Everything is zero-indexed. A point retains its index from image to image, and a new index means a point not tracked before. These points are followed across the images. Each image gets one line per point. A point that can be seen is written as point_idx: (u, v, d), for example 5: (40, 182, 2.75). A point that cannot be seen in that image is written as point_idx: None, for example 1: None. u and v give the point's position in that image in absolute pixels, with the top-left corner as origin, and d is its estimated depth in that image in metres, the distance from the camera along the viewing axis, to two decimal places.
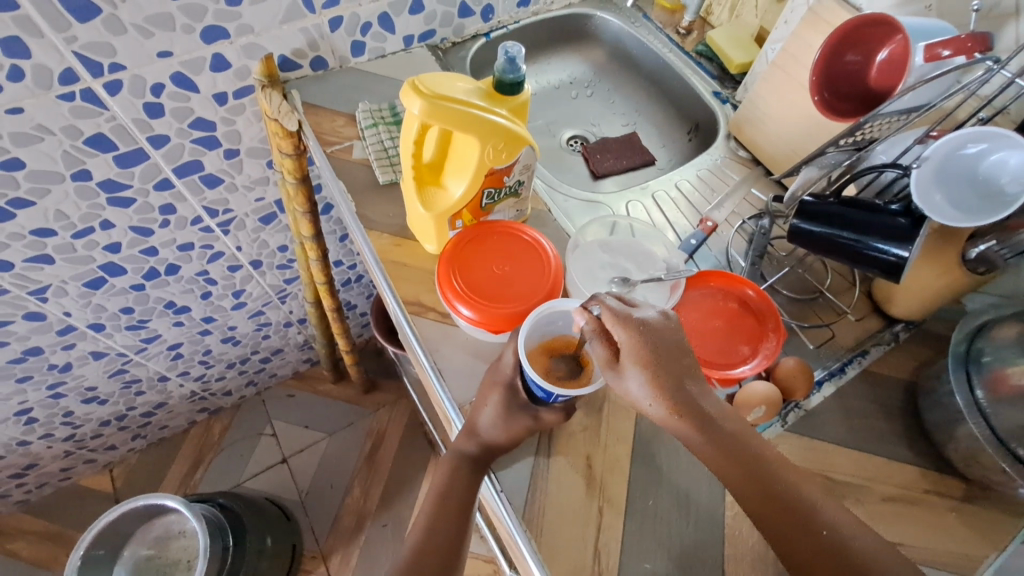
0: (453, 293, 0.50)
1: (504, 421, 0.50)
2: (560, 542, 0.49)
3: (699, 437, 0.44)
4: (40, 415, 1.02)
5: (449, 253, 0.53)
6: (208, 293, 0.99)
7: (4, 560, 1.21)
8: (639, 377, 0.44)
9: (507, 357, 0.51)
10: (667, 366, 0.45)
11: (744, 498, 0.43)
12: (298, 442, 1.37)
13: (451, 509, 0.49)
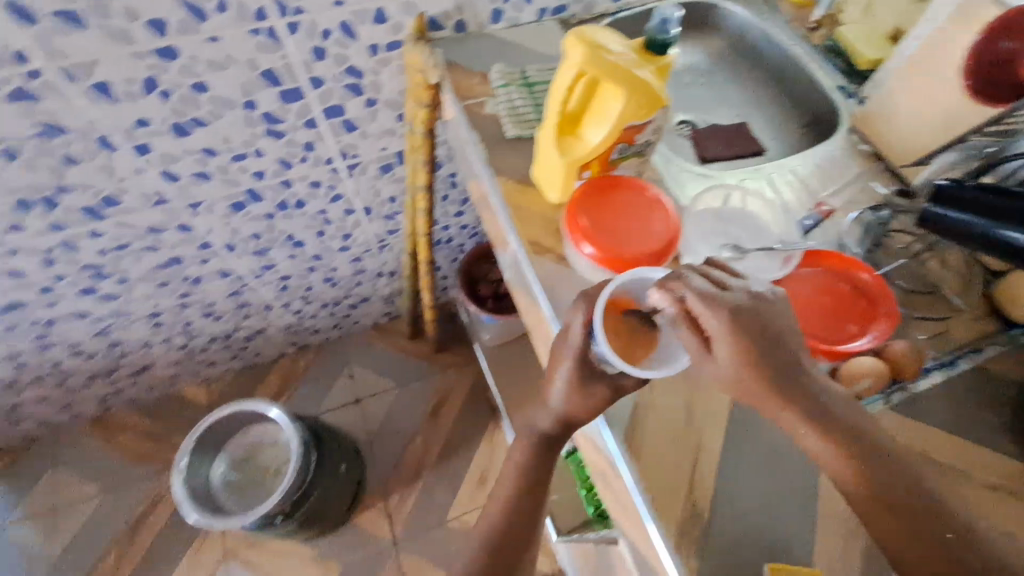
0: (578, 234, 0.55)
1: (580, 391, 0.52)
2: (659, 470, 0.52)
3: (807, 427, 0.47)
4: (168, 320, 1.15)
5: (577, 199, 0.57)
6: (323, 231, 1.09)
7: (111, 448, 1.36)
8: (733, 361, 0.48)
9: (575, 328, 0.52)
10: (767, 354, 0.48)
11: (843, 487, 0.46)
12: (371, 388, 1.47)
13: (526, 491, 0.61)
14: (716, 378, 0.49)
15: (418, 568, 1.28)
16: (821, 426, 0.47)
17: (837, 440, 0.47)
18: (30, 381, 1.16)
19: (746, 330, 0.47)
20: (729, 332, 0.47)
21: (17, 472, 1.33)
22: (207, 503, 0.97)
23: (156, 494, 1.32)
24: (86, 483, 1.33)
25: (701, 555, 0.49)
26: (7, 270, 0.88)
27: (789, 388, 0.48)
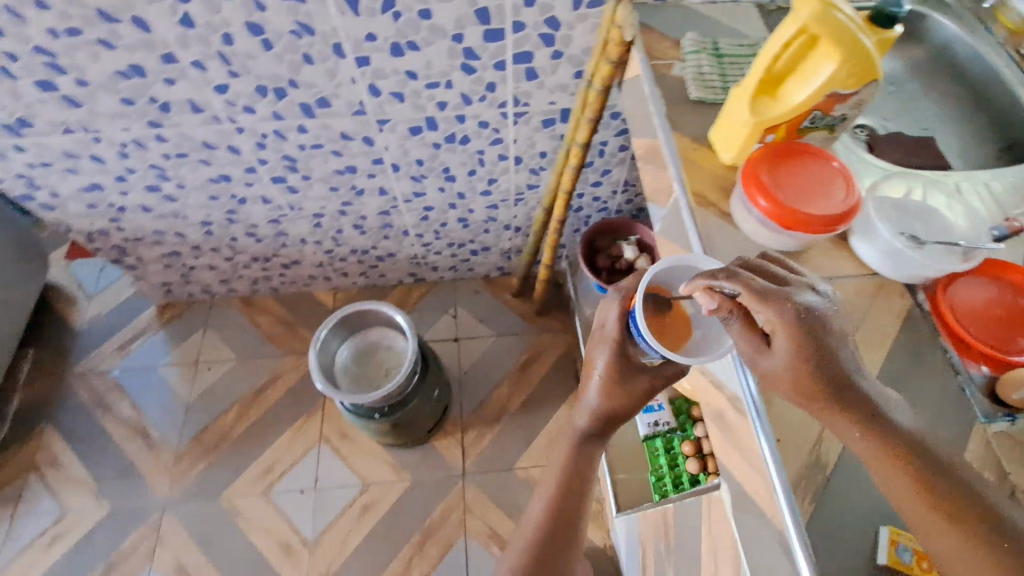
0: (757, 185, 0.58)
1: (616, 379, 0.65)
2: (787, 421, 0.53)
3: (859, 432, 0.48)
4: (326, 223, 1.32)
5: (760, 155, 0.60)
6: (474, 170, 1.19)
7: (250, 324, 1.58)
8: (789, 359, 0.49)
9: (611, 319, 0.64)
10: (823, 356, 0.49)
11: (901, 499, 0.46)
12: (471, 331, 1.57)
13: (572, 493, 0.71)
14: (770, 375, 0.51)
15: (479, 502, 1.35)
16: (876, 429, 0.47)
17: (895, 448, 0.47)
18: (210, 249, 1.38)
19: (805, 326, 0.49)
20: (787, 328, 0.49)
21: (178, 324, 1.58)
22: (329, 378, 1.10)
23: (276, 371, 1.51)
24: (225, 347, 1.55)
25: (816, 505, 0.50)
26: (229, 146, 1.06)
27: (846, 394, 0.49)
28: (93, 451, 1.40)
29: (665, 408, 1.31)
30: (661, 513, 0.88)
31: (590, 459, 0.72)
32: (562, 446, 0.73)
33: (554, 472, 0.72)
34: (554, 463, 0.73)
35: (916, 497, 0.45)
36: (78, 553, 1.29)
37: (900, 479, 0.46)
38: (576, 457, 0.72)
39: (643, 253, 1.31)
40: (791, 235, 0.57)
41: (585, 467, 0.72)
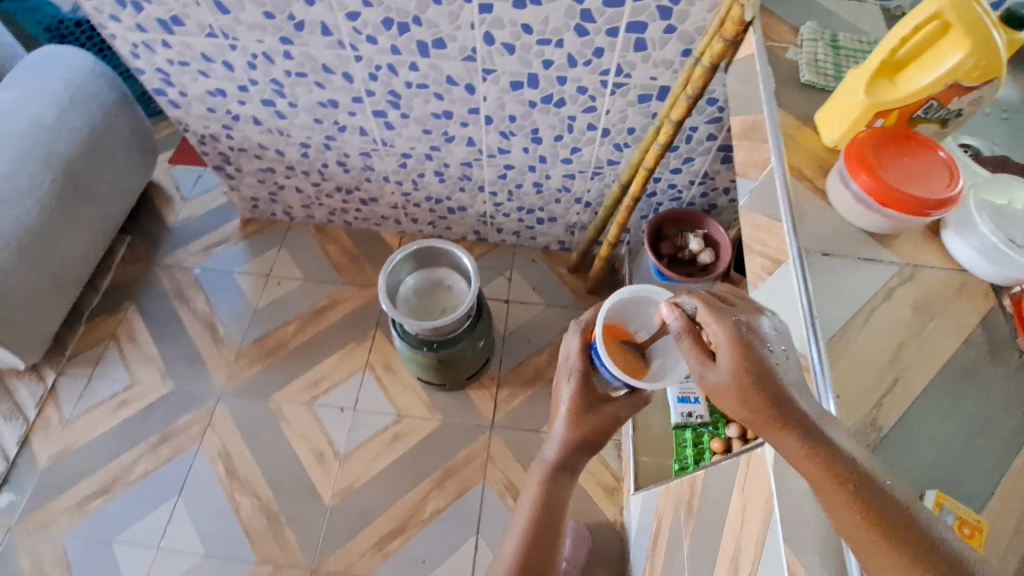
0: (861, 160, 0.61)
1: (581, 403, 0.81)
2: (850, 383, 0.55)
3: (797, 450, 0.49)
4: (411, 165, 1.39)
5: (868, 135, 0.63)
6: (562, 136, 1.23)
7: (320, 251, 1.68)
8: (733, 373, 0.52)
9: (575, 351, 0.80)
10: (765, 373, 0.52)
11: (840, 518, 0.48)
12: (523, 295, 1.62)
13: (550, 502, 0.84)
14: (717, 390, 0.54)
15: (502, 454, 1.39)
16: (813, 448, 0.49)
17: (832, 464, 0.48)
18: (301, 172, 1.48)
19: (745, 341, 0.53)
20: (732, 344, 0.53)
21: (257, 238, 1.70)
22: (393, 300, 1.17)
23: (336, 297, 1.61)
24: (295, 266, 1.65)
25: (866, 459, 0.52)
26: (344, 72, 1.14)
27: (786, 411, 0.50)
28: (166, 335, 1.53)
29: (701, 403, 1.30)
30: (689, 480, 0.88)
31: (563, 484, 0.85)
32: (538, 478, 0.85)
33: (532, 499, 0.84)
34: (530, 496, 0.85)
35: (853, 513, 0.47)
36: (140, 420, 1.41)
37: (837, 494, 0.48)
38: (551, 483, 0.84)
39: (708, 248, 1.32)
40: (887, 212, 0.60)
41: (560, 490, 0.84)
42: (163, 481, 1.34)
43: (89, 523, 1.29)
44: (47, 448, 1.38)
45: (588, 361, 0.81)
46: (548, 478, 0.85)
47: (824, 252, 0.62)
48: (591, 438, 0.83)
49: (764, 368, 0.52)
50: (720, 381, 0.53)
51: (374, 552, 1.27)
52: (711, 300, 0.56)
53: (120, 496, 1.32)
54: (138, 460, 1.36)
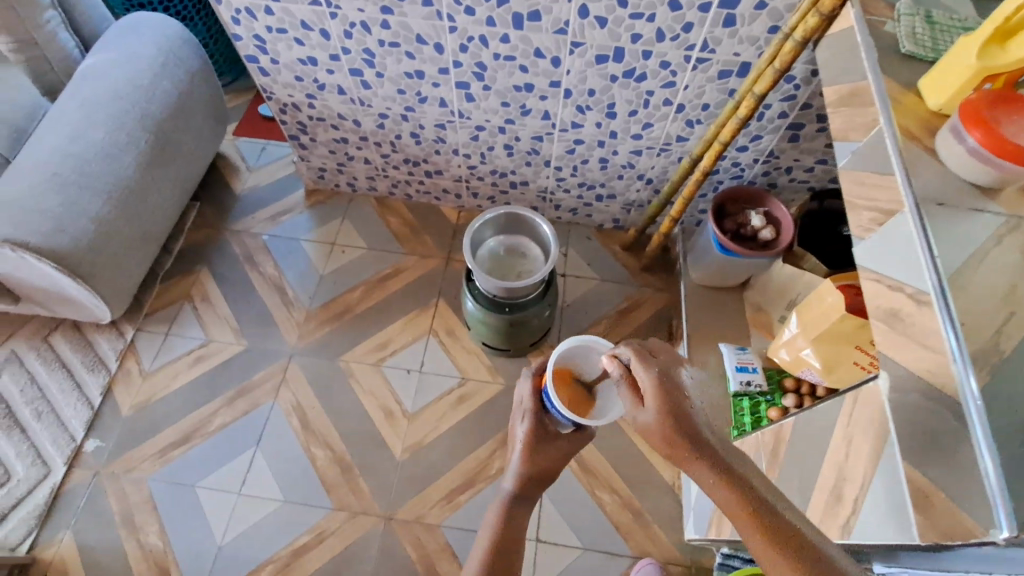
0: (976, 117, 0.66)
1: (536, 440, 0.95)
2: (970, 316, 0.60)
3: (705, 471, 0.67)
4: (483, 138, 1.45)
5: (979, 96, 0.69)
6: (636, 111, 1.28)
7: (382, 222, 1.74)
8: (659, 406, 0.72)
9: (525, 389, 0.97)
10: (679, 408, 0.72)
11: (742, 527, 0.63)
12: (578, 270, 1.67)
13: (508, 531, 0.90)
14: (647, 423, 0.73)
15: None
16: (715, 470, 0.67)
17: (733, 485, 0.65)
18: (374, 143, 1.54)
19: (663, 380, 0.74)
20: (655, 385, 0.74)
21: (321, 207, 1.76)
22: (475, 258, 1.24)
23: (399, 266, 1.66)
24: (358, 236, 1.71)
25: (990, 378, 0.57)
26: (436, 42, 1.19)
27: (696, 443, 0.69)
28: (238, 297, 1.60)
29: (758, 372, 1.37)
30: (774, 430, 0.92)
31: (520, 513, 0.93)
32: (495, 510, 0.93)
33: (488, 528, 0.91)
34: (488, 523, 0.92)
35: (752, 526, 0.62)
36: (216, 375, 1.48)
37: (738, 509, 0.64)
38: (507, 512, 0.93)
39: (770, 225, 1.38)
40: (1002, 163, 0.65)
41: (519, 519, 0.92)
42: (242, 431, 1.40)
43: (173, 469, 1.36)
44: (129, 398, 1.45)
45: (539, 402, 0.97)
46: (505, 507, 0.93)
47: (939, 201, 0.67)
48: (542, 470, 0.95)
49: (681, 404, 0.72)
50: (648, 414, 0.73)
51: (443, 505, 1.33)
52: (643, 353, 0.78)
53: (201, 445, 1.38)
54: (216, 412, 1.43)
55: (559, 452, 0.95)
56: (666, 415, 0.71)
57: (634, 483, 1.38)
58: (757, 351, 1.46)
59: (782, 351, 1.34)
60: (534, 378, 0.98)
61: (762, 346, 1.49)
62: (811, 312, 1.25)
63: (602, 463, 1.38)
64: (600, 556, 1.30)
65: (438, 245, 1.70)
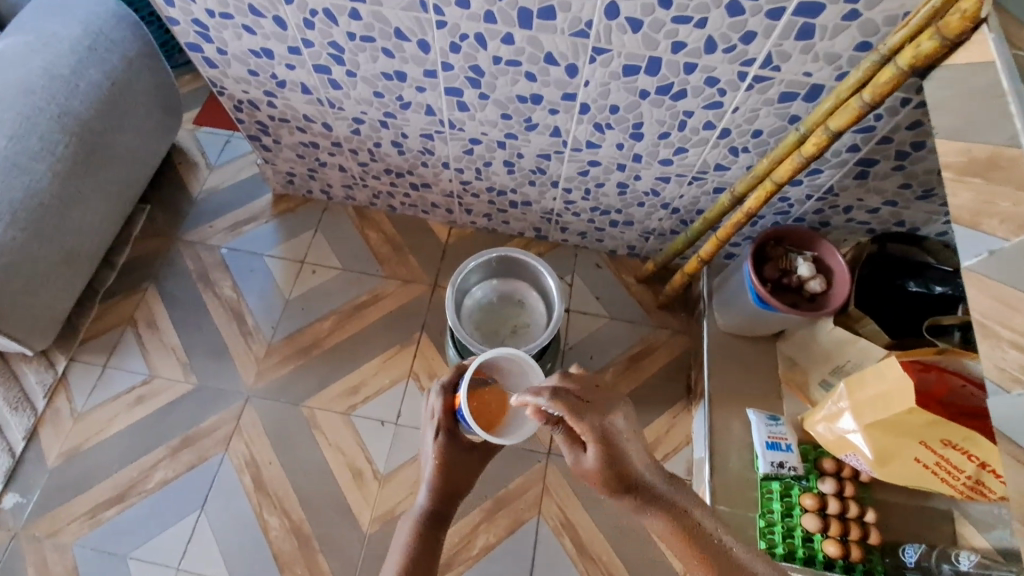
0: None
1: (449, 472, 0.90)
2: None
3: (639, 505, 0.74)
4: (478, 152, 1.19)
5: None
6: (668, 133, 1.02)
7: (360, 237, 1.50)
8: (600, 464, 0.73)
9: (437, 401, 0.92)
10: (616, 460, 0.73)
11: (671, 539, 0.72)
12: (585, 305, 1.43)
13: (424, 550, 0.85)
14: (589, 471, 0.74)
15: (560, 485, 1.24)
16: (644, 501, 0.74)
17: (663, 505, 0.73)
18: (349, 149, 1.29)
19: (601, 436, 0.72)
20: (596, 440, 0.72)
21: (290, 217, 1.52)
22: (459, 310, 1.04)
23: (378, 292, 1.43)
24: (331, 253, 1.47)
25: None
26: (419, 39, 0.93)
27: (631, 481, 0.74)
28: (190, 324, 1.38)
29: (793, 451, 1.15)
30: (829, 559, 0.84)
31: (437, 529, 0.88)
32: (408, 527, 0.88)
33: (401, 549, 0.85)
34: (399, 547, 0.86)
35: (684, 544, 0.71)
36: (159, 418, 1.28)
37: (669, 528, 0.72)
38: (422, 529, 0.87)
39: (819, 275, 1.13)
40: None
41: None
42: (185, 490, 1.21)
43: (103, 532, 1.17)
44: (57, 443, 1.25)
45: (451, 419, 0.92)
46: (421, 523, 0.88)
47: None
48: (456, 480, 0.92)
49: (618, 455, 0.73)
50: (586, 465, 0.74)
51: None
52: (574, 413, 0.72)
53: (137, 505, 1.20)
54: (158, 464, 1.23)
55: (464, 472, 0.92)
56: (602, 469, 0.73)
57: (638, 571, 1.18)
58: (789, 418, 1.24)
59: (822, 425, 1.13)
60: (448, 393, 0.93)
61: (796, 411, 1.27)
62: (870, 393, 1.03)
63: (602, 545, 1.19)
64: None
65: (424, 268, 1.46)
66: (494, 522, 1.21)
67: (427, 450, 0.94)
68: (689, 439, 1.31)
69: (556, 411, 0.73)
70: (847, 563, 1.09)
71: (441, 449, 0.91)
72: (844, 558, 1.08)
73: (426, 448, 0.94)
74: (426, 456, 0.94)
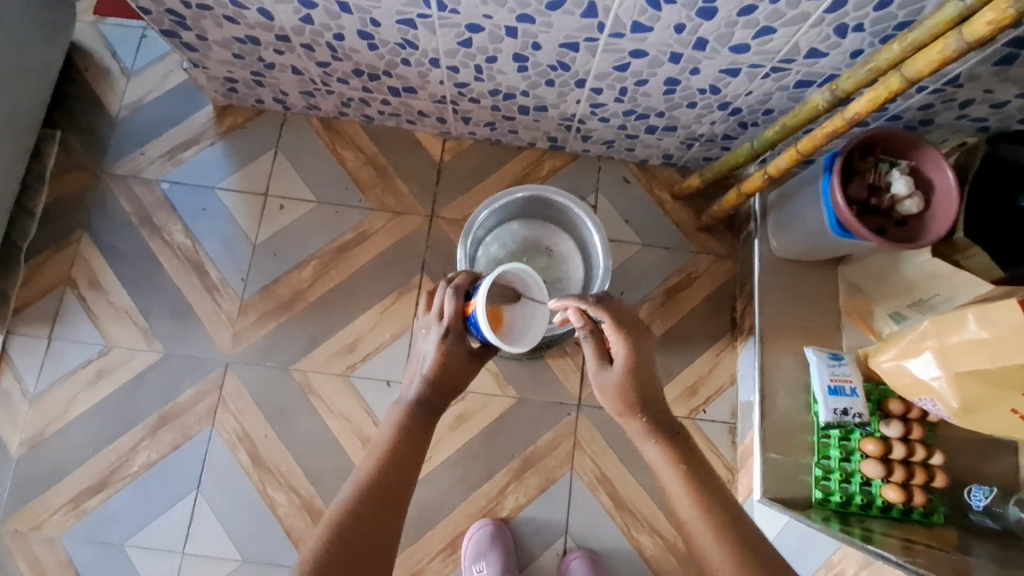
0: None
1: None
2: None
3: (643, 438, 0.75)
4: (477, 43, 0.88)
5: None
6: (752, 7, 0.72)
7: (333, 158, 1.21)
8: (621, 379, 0.75)
9: (448, 304, 0.81)
10: (639, 387, 0.75)
11: (666, 481, 0.70)
12: (613, 231, 1.21)
13: (410, 436, 0.75)
14: (608, 385, 0.77)
15: (592, 438, 1.13)
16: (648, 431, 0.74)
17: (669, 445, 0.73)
18: (300, 45, 0.96)
19: (634, 356, 0.76)
20: (627, 356, 0.76)
21: (241, 136, 1.21)
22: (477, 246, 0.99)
23: (364, 228, 1.18)
24: (299, 181, 1.19)
25: None
26: None
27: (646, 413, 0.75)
28: (141, 281, 1.15)
29: (858, 396, 1.02)
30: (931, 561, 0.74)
31: (426, 425, 0.77)
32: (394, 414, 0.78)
33: (390, 431, 0.76)
34: (385, 433, 0.75)
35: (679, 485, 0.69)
36: (128, 394, 1.10)
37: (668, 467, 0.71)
38: (412, 421, 0.76)
39: (917, 193, 0.91)
40: None
41: (395, 484, 0.69)
42: (174, 472, 1.08)
43: (92, 522, 1.06)
44: (16, 431, 1.08)
45: (460, 322, 0.81)
46: (410, 414, 0.77)
47: None
48: (453, 377, 0.81)
49: (644, 374, 0.76)
50: (610, 381, 0.76)
51: (446, 556, 1.07)
52: (617, 321, 0.77)
53: (122, 492, 1.07)
54: (138, 446, 1.08)
55: (463, 372, 0.81)
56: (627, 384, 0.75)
57: None
58: (851, 354, 1.09)
59: (893, 368, 0.98)
60: (460, 296, 0.81)
61: (857, 344, 1.10)
62: (965, 339, 0.87)
63: (641, 497, 1.11)
64: None
65: (416, 194, 1.20)
66: (524, 482, 1.10)
67: (423, 348, 0.83)
68: (733, 378, 1.17)
69: (600, 317, 0.78)
70: (906, 507, 1.00)
71: (440, 350, 0.80)
72: (905, 504, 0.99)
73: (423, 346, 0.83)
74: (422, 353, 0.82)
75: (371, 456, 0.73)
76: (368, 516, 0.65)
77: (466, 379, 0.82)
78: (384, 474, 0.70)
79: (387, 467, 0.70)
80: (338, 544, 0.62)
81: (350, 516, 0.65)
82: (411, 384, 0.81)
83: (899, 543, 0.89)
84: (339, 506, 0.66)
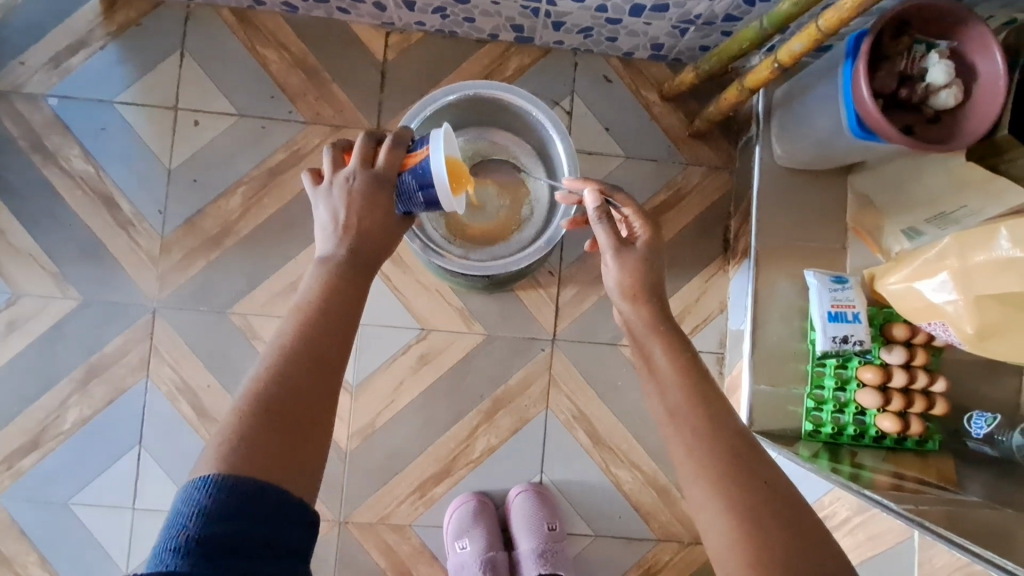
0: None
1: None
2: None
3: (651, 339, 0.65)
4: None
5: None
6: None
7: (251, 60, 1.00)
8: (643, 263, 0.69)
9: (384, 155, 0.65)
10: (659, 282, 0.69)
11: (667, 392, 0.60)
12: (590, 140, 1.04)
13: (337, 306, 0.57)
14: (628, 269, 0.68)
15: (569, 375, 1.04)
16: (659, 328, 0.65)
17: (681, 351, 0.63)
18: None
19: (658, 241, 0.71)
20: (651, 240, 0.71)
21: (137, 35, 0.99)
22: None
23: (298, 146, 1.00)
24: (213, 90, 0.99)
25: None
26: None
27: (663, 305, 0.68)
28: (42, 218, 0.98)
29: (862, 322, 0.92)
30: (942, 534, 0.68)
31: (361, 282, 0.60)
32: (315, 276, 0.59)
33: (312, 294, 0.57)
34: (307, 291, 0.58)
35: (684, 402, 0.59)
36: (48, 347, 0.98)
37: (672, 372, 0.61)
38: (340, 279, 0.59)
39: (956, 81, 0.74)
40: None
41: (321, 367, 0.53)
42: (113, 429, 0.98)
43: (28, 483, 0.97)
44: None
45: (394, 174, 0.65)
46: (337, 271, 0.59)
47: None
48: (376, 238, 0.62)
49: (661, 265, 0.70)
50: (631, 262, 0.68)
51: (415, 500, 1.01)
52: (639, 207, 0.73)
53: (59, 450, 0.98)
54: (68, 403, 0.98)
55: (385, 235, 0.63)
56: (647, 264, 0.69)
57: (662, 455, 1.05)
58: (856, 275, 0.97)
59: (903, 292, 0.87)
60: (396, 149, 0.65)
61: (863, 265, 0.99)
62: (992, 258, 0.76)
63: (620, 434, 1.04)
64: (617, 543, 1.03)
65: (357, 102, 1.01)
66: (495, 422, 1.02)
67: (321, 210, 0.62)
68: (724, 306, 1.06)
69: (622, 205, 0.74)
70: (901, 436, 0.94)
71: (351, 202, 0.62)
72: (900, 433, 0.92)
73: (319, 210, 0.63)
74: (318, 222, 0.62)
75: (290, 322, 0.56)
76: (297, 391, 0.51)
77: (398, 241, 0.65)
78: (310, 343, 0.54)
79: (315, 335, 0.54)
80: (259, 422, 0.49)
81: (269, 395, 0.50)
82: (319, 239, 0.62)
83: (891, 482, 0.82)
84: (252, 385, 0.51)
